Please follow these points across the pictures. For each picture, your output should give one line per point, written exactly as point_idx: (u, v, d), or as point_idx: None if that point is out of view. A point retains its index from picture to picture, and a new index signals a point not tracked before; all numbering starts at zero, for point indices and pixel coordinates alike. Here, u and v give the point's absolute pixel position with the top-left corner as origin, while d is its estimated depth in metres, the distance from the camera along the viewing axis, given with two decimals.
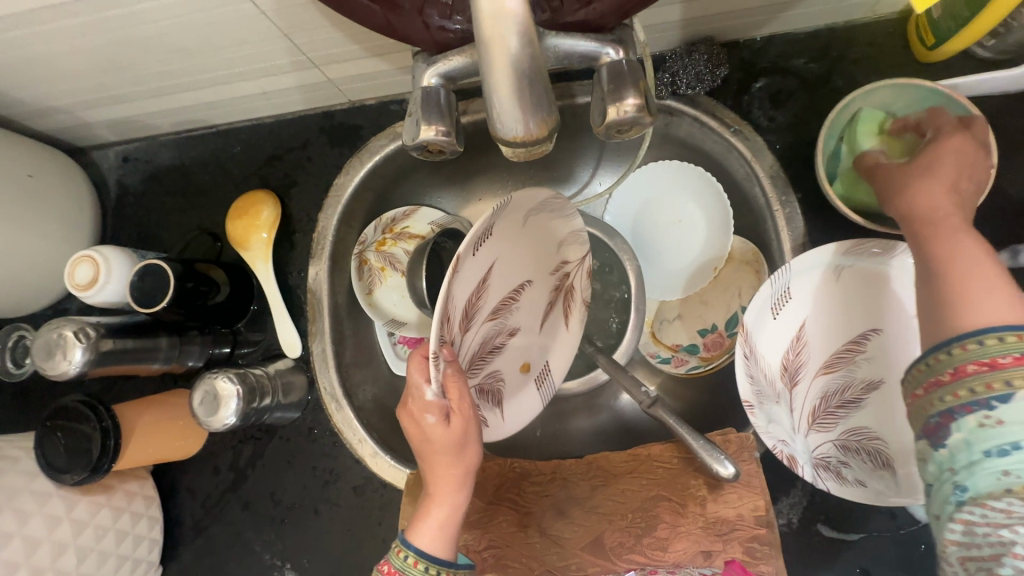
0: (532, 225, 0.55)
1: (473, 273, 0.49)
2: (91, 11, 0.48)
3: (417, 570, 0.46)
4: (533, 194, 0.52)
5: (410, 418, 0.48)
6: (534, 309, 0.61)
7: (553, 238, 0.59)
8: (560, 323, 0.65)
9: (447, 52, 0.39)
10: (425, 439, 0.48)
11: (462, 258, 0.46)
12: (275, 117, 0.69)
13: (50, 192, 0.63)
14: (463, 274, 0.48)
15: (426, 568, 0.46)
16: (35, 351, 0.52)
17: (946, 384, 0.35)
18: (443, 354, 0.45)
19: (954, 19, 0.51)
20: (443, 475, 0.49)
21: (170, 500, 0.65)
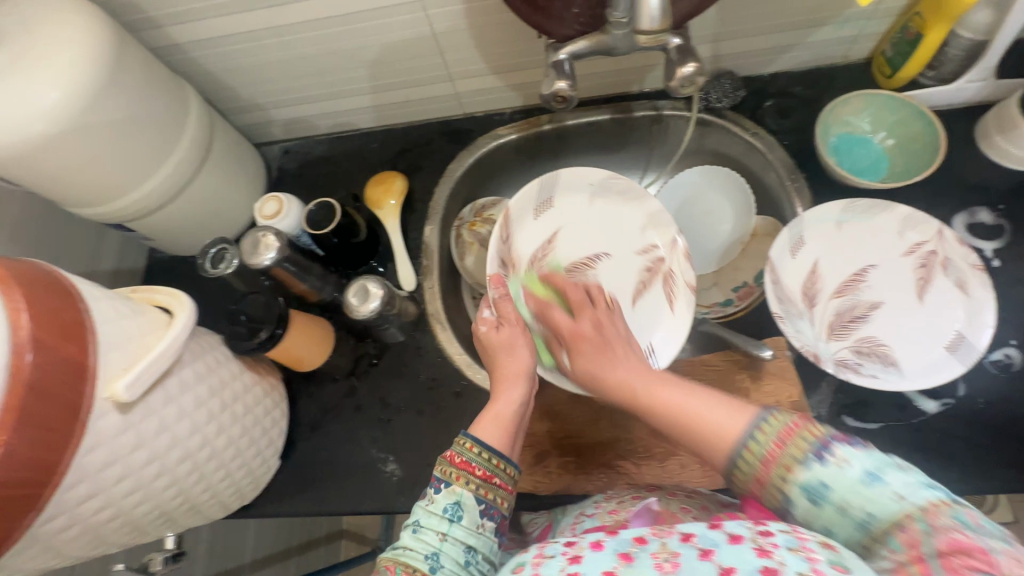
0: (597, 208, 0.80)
1: (538, 233, 0.80)
2: (326, 26, 0.73)
3: (472, 453, 0.54)
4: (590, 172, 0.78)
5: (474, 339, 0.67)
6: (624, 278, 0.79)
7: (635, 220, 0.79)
8: (662, 308, 0.75)
9: (575, 40, 0.61)
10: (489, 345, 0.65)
11: (518, 215, 0.78)
12: (406, 123, 0.93)
13: (243, 159, 0.85)
14: (525, 231, 0.79)
15: (480, 453, 0.54)
16: (244, 248, 0.71)
17: (773, 451, 0.43)
18: (494, 283, 0.72)
19: (902, 53, 0.74)
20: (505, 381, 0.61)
21: (293, 404, 0.78)
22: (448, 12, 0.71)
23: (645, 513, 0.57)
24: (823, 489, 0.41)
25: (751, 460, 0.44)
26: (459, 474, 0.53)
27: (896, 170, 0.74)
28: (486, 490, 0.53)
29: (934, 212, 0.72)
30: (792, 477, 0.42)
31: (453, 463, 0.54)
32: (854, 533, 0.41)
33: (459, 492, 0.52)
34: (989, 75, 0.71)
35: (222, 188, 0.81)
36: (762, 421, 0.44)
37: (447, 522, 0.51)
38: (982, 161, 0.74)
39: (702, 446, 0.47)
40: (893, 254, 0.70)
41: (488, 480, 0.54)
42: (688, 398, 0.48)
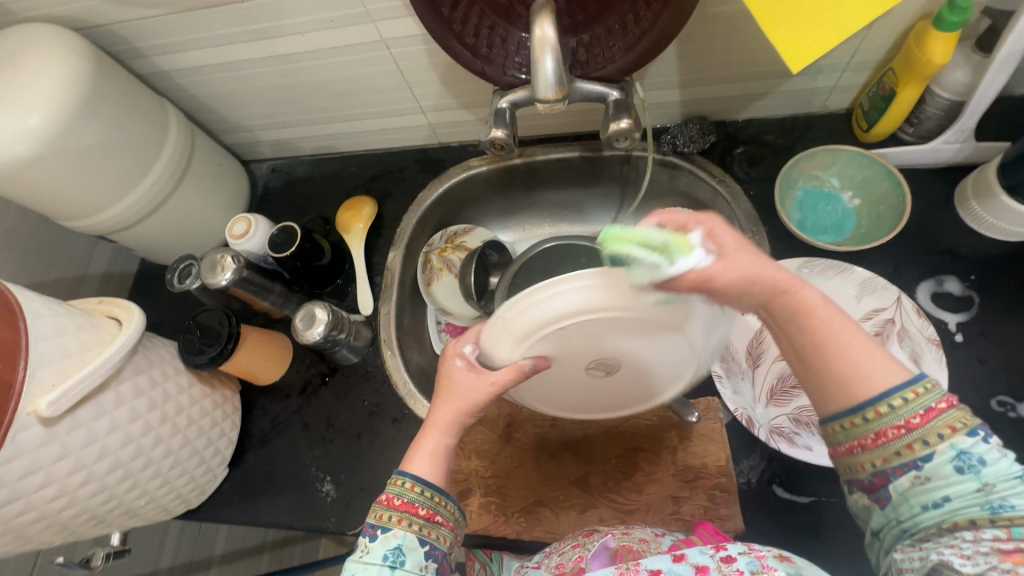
0: None
1: None
2: (299, 59, 0.77)
3: (415, 492, 0.49)
4: None
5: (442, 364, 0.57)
6: None
7: None
8: None
9: (515, 89, 0.61)
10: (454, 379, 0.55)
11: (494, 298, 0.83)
12: (384, 149, 0.96)
13: (225, 178, 0.90)
14: None
15: (423, 492, 0.49)
16: (203, 268, 0.75)
17: (919, 423, 0.39)
18: None
19: (877, 109, 0.71)
20: (443, 408, 0.54)
21: (247, 416, 0.82)
22: (411, 51, 0.73)
23: (603, 552, 0.53)
24: (978, 463, 0.38)
25: (897, 410, 0.39)
26: (400, 517, 0.48)
27: (861, 230, 0.71)
28: (429, 531, 0.49)
29: (899, 277, 0.68)
30: (950, 438, 0.39)
31: (393, 506, 0.49)
32: (980, 515, 0.38)
33: (401, 536, 0.47)
34: (967, 138, 0.67)
35: (201, 205, 0.86)
36: (916, 385, 0.40)
37: (388, 570, 0.46)
38: (957, 226, 0.69)
39: (847, 390, 0.41)
40: (847, 319, 0.68)
41: (432, 518, 0.49)
42: (840, 342, 0.42)
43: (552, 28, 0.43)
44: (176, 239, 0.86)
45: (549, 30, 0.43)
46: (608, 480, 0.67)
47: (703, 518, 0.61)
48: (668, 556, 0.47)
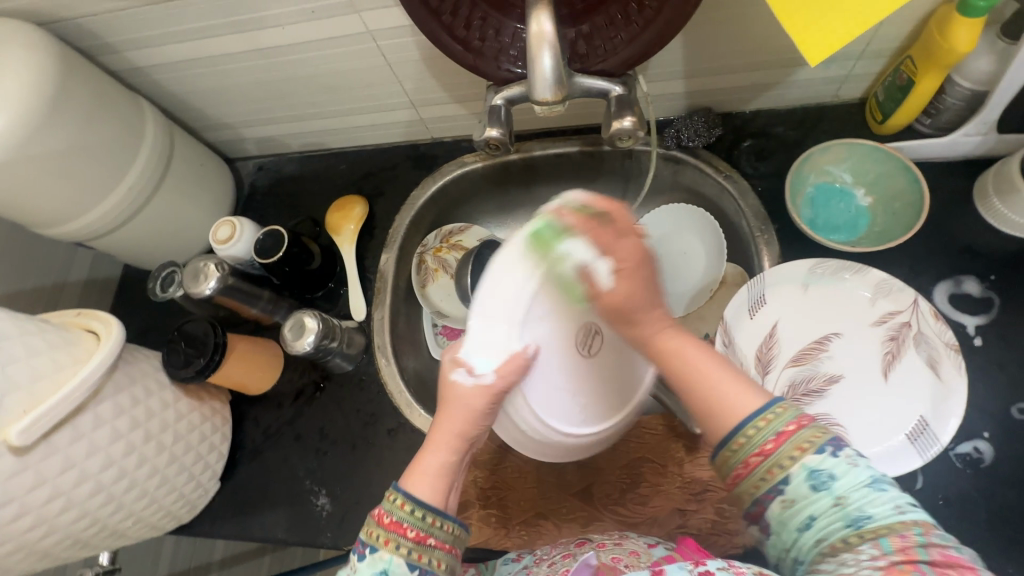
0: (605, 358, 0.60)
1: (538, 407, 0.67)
2: (281, 53, 0.72)
3: (404, 511, 0.44)
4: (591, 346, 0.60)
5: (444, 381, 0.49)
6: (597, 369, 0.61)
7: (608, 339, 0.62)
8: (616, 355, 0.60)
9: (510, 84, 0.57)
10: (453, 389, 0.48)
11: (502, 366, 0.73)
12: (375, 145, 0.92)
13: (209, 179, 0.86)
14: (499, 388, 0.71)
15: (413, 511, 0.44)
16: (187, 276, 0.72)
17: (773, 450, 0.40)
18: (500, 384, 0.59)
19: (894, 99, 0.67)
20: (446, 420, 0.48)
21: (238, 426, 0.79)
22: (399, 43, 0.69)
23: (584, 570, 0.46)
24: (829, 479, 0.38)
25: (755, 438, 0.41)
26: (387, 537, 0.43)
27: (875, 228, 0.68)
28: (420, 554, 0.43)
29: (915, 278, 0.65)
30: (801, 459, 0.39)
31: (382, 524, 0.44)
32: (846, 532, 0.37)
33: (387, 559, 0.43)
34: (990, 129, 0.63)
35: (184, 208, 0.82)
36: (772, 408, 0.41)
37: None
38: (976, 223, 0.66)
39: (716, 422, 0.43)
40: (861, 323, 0.65)
41: (422, 542, 0.44)
42: (706, 376, 0.44)
43: (548, 20, 0.40)
44: (158, 244, 0.82)
45: (545, 23, 0.39)
46: (613, 491, 0.64)
47: (709, 532, 0.60)
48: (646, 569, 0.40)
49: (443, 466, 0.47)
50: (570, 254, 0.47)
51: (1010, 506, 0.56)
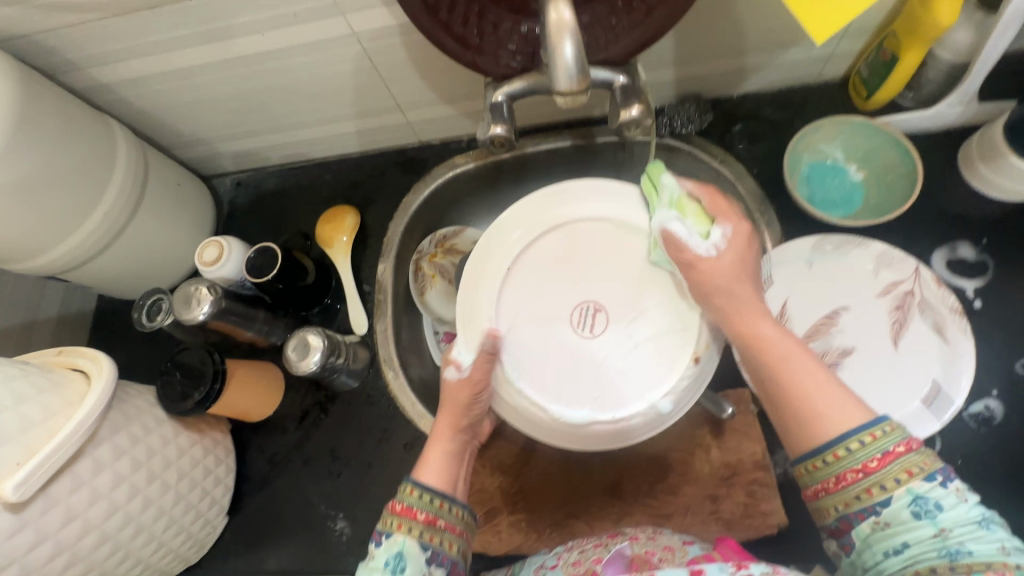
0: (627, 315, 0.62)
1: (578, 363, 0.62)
2: (260, 62, 0.69)
3: (414, 496, 0.50)
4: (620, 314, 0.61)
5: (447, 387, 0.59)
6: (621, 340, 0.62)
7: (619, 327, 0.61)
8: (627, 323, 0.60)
9: (511, 80, 0.56)
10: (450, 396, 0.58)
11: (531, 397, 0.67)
12: (359, 153, 0.89)
13: (187, 199, 0.82)
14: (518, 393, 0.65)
15: (423, 496, 0.50)
16: (176, 302, 0.67)
17: (872, 469, 0.41)
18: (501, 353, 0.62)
19: (878, 75, 0.69)
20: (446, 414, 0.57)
21: (241, 456, 0.75)
22: (385, 45, 0.66)
23: (618, 559, 0.48)
24: (934, 508, 0.39)
25: (856, 453, 0.41)
26: (400, 522, 0.48)
27: (870, 201, 0.69)
28: (432, 536, 0.49)
29: (912, 247, 0.67)
30: (907, 483, 0.40)
31: (394, 511, 0.49)
32: (939, 561, 0.38)
33: (402, 542, 0.47)
34: (971, 99, 0.66)
35: (164, 231, 0.77)
36: (877, 427, 0.41)
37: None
38: (964, 190, 0.69)
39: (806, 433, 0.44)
40: (867, 294, 0.66)
41: (432, 525, 0.49)
42: (795, 376, 0.45)
43: (568, 10, 0.40)
44: (138, 271, 0.77)
45: (566, 13, 0.40)
46: (642, 484, 0.64)
47: (743, 516, 0.59)
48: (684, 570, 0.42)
49: (443, 468, 0.53)
50: (672, 187, 0.56)
51: (1022, 459, 0.58)
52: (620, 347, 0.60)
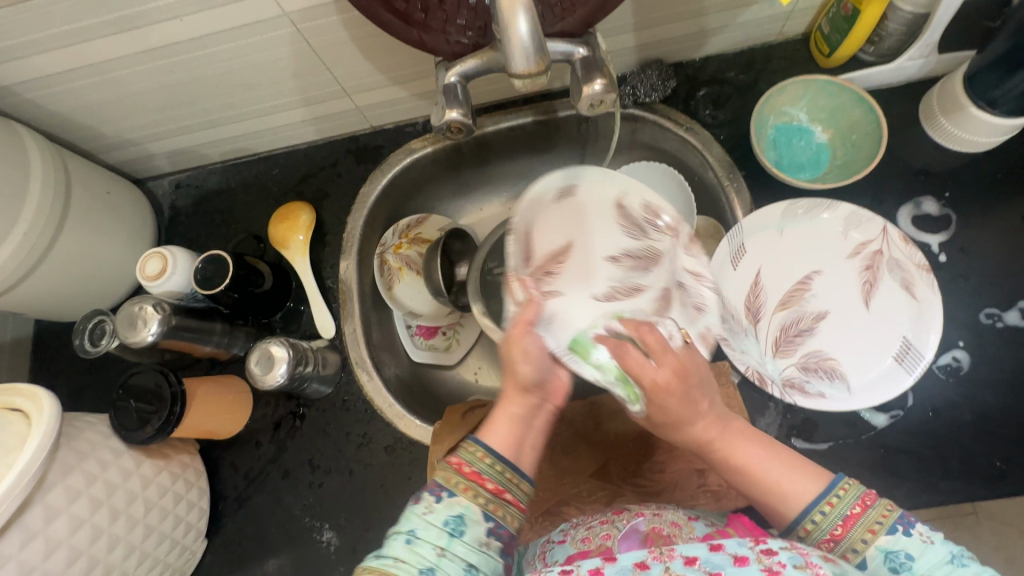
0: (601, 227, 0.63)
1: (619, 272, 0.62)
2: (182, 51, 0.62)
3: (484, 463, 0.45)
4: (607, 231, 0.63)
5: (517, 351, 0.49)
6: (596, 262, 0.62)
7: (619, 237, 0.63)
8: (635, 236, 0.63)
9: (463, 58, 0.52)
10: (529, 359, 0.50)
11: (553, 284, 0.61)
12: (307, 143, 0.83)
13: (121, 208, 0.75)
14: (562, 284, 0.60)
15: (492, 464, 0.45)
16: (119, 324, 0.62)
17: (841, 536, 0.41)
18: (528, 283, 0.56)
19: (839, 31, 0.67)
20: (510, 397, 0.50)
21: (214, 476, 0.72)
22: (322, 25, 0.60)
23: (632, 535, 0.48)
24: (906, 560, 0.39)
25: (823, 523, 0.41)
26: (467, 485, 0.44)
27: (837, 161, 0.69)
28: (497, 507, 0.45)
29: (878, 205, 0.67)
30: (874, 541, 0.40)
31: (461, 472, 0.45)
32: None
33: (465, 505, 0.44)
34: (931, 52, 0.65)
35: (98, 246, 0.71)
36: (832, 494, 0.42)
37: (448, 537, 0.42)
38: (925, 144, 0.69)
39: (772, 504, 0.44)
40: (836, 257, 0.66)
41: (499, 495, 0.45)
42: (742, 455, 0.46)
43: None
44: (75, 292, 0.71)
45: None
46: (630, 465, 0.64)
47: (732, 486, 0.60)
48: (703, 544, 0.41)
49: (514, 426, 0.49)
50: (606, 360, 0.52)
51: (990, 405, 0.60)
52: (608, 236, 0.63)
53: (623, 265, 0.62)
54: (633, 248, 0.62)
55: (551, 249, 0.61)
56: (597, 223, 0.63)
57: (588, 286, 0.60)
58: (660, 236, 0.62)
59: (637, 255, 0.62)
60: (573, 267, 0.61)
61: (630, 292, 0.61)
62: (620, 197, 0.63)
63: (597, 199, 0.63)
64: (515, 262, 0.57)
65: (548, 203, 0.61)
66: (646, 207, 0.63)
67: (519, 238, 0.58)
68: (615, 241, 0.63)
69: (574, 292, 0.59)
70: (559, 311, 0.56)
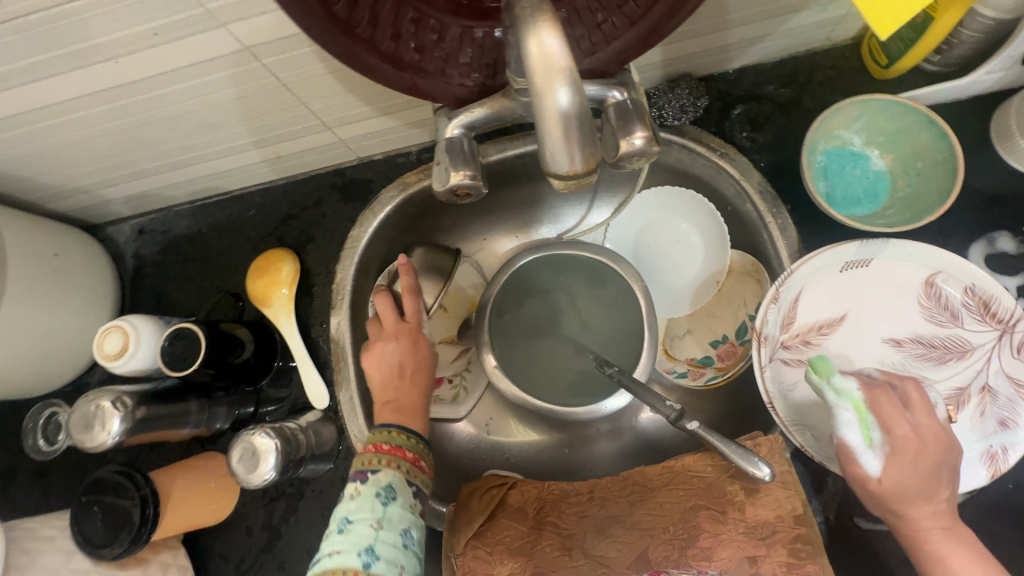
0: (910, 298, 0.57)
1: (916, 358, 0.56)
2: (124, 95, 0.51)
3: (401, 438, 0.52)
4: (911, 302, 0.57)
5: (371, 356, 0.61)
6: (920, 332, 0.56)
7: (932, 298, 0.56)
8: (944, 322, 0.56)
9: (468, 106, 0.43)
10: (387, 362, 0.61)
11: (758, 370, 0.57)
12: (287, 179, 0.73)
13: (74, 269, 0.65)
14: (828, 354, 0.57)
15: (407, 437, 0.52)
16: (73, 425, 0.52)
17: None
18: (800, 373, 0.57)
19: (903, 40, 0.57)
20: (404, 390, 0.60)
21: (202, 569, 0.64)
22: (292, 58, 0.50)
23: None
24: None
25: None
26: (389, 459, 0.50)
27: (899, 192, 0.59)
28: (415, 474, 0.50)
29: (946, 242, 0.59)
30: None
31: (380, 452, 0.50)
32: None
33: (390, 476, 0.48)
34: (1015, 63, 0.55)
35: (48, 318, 0.61)
36: None
37: (379, 508, 0.46)
38: (998, 169, 0.60)
39: None
40: (911, 307, 0.57)
41: (416, 463, 0.51)
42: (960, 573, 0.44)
43: (558, 43, 0.27)
44: (26, 372, 0.62)
45: (555, 46, 0.26)
46: (672, 551, 0.56)
47: None
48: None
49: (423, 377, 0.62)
50: (850, 388, 0.49)
51: None
52: (902, 316, 0.57)
53: (872, 348, 0.57)
54: (931, 335, 0.56)
55: (819, 319, 0.58)
56: (890, 308, 0.57)
57: (852, 364, 0.57)
58: (980, 328, 0.54)
59: (934, 344, 0.56)
60: (814, 344, 0.58)
61: None
62: (934, 275, 0.56)
63: (870, 275, 0.57)
64: (773, 329, 0.57)
65: (833, 273, 0.57)
66: (965, 294, 0.55)
67: (785, 306, 0.57)
68: (904, 324, 0.57)
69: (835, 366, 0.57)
70: (798, 381, 0.57)
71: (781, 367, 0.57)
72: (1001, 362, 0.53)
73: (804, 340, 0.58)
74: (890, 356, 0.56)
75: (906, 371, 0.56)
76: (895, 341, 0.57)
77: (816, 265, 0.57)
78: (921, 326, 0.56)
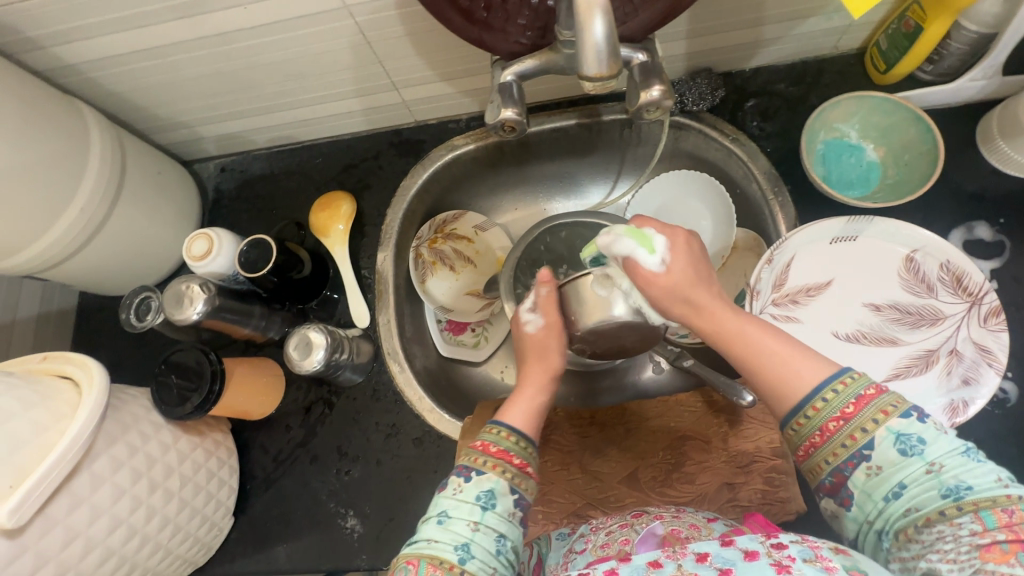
0: (891, 270, 0.64)
1: (892, 322, 0.63)
2: (241, 39, 0.63)
3: (510, 441, 0.48)
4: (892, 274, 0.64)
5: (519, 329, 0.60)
6: (897, 301, 0.63)
7: (912, 271, 0.63)
8: (921, 292, 0.62)
9: (521, 58, 0.52)
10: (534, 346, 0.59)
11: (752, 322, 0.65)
12: (352, 134, 0.84)
13: (170, 189, 0.77)
14: (813, 314, 0.65)
15: (516, 441, 0.48)
16: (167, 302, 0.65)
17: (853, 415, 0.41)
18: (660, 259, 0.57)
19: (898, 48, 0.66)
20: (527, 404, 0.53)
21: (244, 456, 0.73)
22: (380, 18, 0.61)
23: (650, 539, 0.48)
24: (919, 444, 0.39)
25: (831, 404, 0.42)
26: (495, 462, 0.46)
27: (888, 180, 0.67)
28: (520, 480, 0.47)
29: (928, 227, 0.66)
30: (885, 422, 0.40)
31: (488, 452, 0.47)
32: (946, 504, 0.38)
33: (494, 481, 0.45)
34: (994, 73, 0.63)
35: (147, 223, 0.73)
36: (845, 375, 0.42)
37: (479, 511, 0.44)
38: (981, 167, 0.67)
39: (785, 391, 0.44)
40: (891, 278, 0.64)
41: (523, 469, 0.47)
42: (757, 346, 0.46)
43: None
44: (123, 268, 0.73)
45: None
46: (659, 473, 0.63)
47: (761, 503, 0.60)
48: (714, 540, 0.42)
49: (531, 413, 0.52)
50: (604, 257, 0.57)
51: None
52: (883, 286, 0.64)
53: (852, 311, 0.64)
54: (907, 303, 0.63)
55: (807, 283, 0.65)
56: (873, 278, 0.64)
57: (833, 323, 0.64)
58: (952, 299, 0.60)
59: (909, 311, 0.63)
60: (800, 303, 0.65)
61: (882, 342, 0.63)
62: (914, 251, 0.63)
63: (855, 249, 0.65)
64: (765, 287, 0.65)
65: (822, 244, 0.65)
66: (943, 268, 0.61)
67: (778, 268, 0.65)
68: (883, 292, 0.64)
69: (817, 324, 0.65)
70: None
71: (769, 320, 0.65)
72: (969, 330, 0.59)
73: (792, 301, 0.65)
74: (870, 318, 0.64)
75: (881, 333, 0.63)
76: (874, 306, 0.64)
77: (810, 235, 0.64)
78: (900, 294, 0.63)
